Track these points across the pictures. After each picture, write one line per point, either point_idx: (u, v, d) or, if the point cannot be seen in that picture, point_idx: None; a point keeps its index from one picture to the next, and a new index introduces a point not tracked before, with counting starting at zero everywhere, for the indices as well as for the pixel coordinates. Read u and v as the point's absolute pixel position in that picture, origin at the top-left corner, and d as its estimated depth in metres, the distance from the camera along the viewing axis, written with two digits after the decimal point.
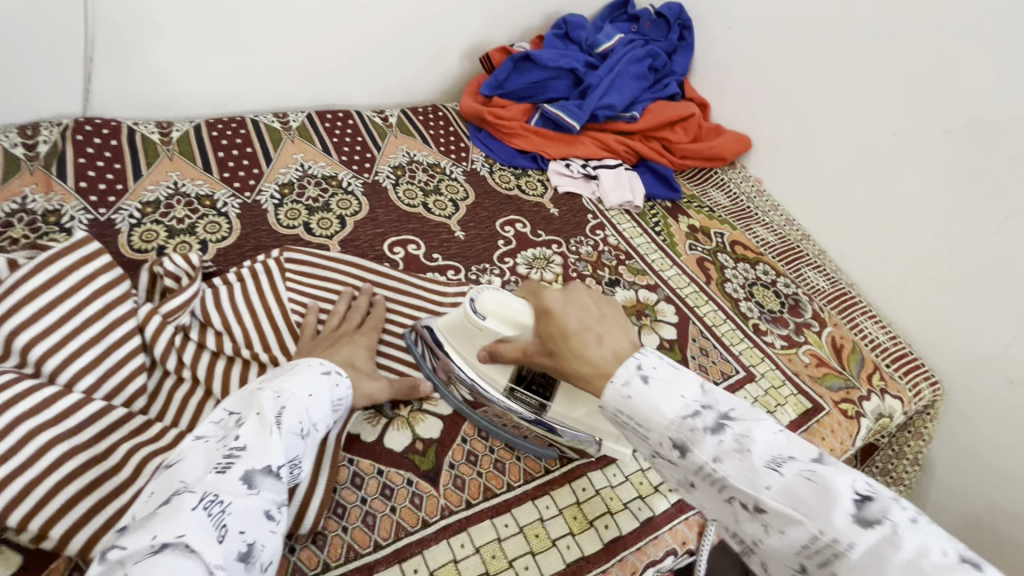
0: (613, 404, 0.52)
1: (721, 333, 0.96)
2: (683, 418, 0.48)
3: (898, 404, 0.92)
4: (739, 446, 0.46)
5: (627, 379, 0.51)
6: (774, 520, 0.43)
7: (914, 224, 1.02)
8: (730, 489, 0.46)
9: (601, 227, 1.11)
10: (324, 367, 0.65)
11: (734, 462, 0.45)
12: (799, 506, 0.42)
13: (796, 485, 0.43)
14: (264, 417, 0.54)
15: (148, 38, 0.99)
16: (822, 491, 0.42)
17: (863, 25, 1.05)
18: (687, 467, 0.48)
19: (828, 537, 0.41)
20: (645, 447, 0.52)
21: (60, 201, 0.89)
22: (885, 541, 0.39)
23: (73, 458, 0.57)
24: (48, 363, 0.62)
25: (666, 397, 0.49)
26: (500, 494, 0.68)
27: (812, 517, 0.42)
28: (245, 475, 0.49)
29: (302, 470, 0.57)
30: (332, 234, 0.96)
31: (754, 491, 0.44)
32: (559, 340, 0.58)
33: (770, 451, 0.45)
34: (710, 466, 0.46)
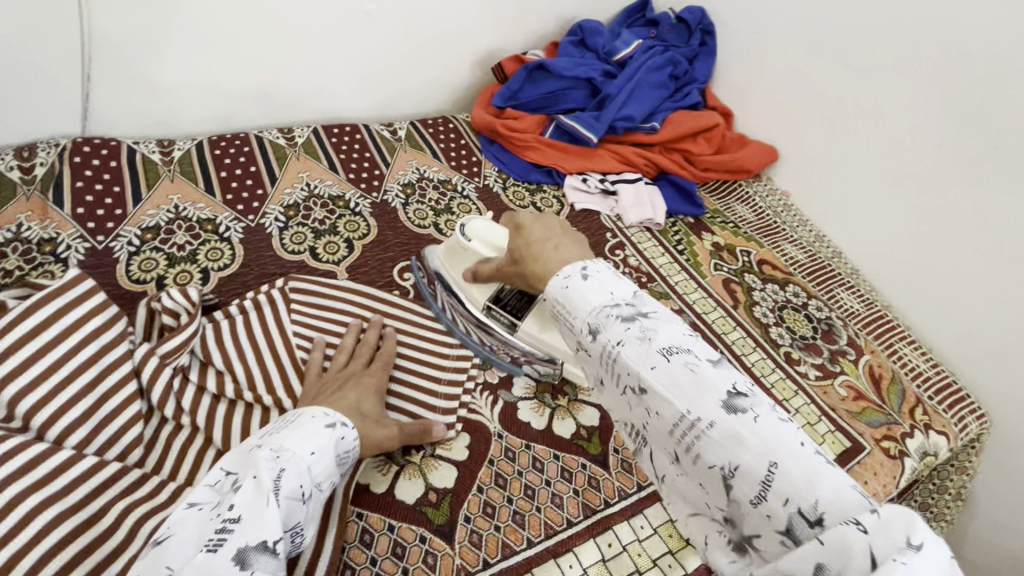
0: (553, 293, 0.50)
1: (751, 363, 0.91)
2: (602, 306, 0.46)
3: (944, 441, 0.86)
4: (643, 335, 0.43)
5: (569, 275, 0.49)
6: (652, 402, 0.42)
7: (959, 245, 0.95)
8: (623, 373, 0.44)
9: (621, 246, 1.06)
10: (328, 418, 0.61)
11: (634, 346, 0.43)
12: (675, 390, 0.41)
13: (679, 373, 0.41)
14: (260, 481, 0.50)
15: (146, 54, 0.95)
16: (698, 379, 0.40)
17: (902, 29, 0.98)
18: (595, 353, 0.46)
19: (694, 416, 0.40)
20: (571, 339, 0.49)
21: (56, 228, 0.85)
22: (742, 426, 0.38)
23: (62, 526, 0.52)
24: (37, 417, 0.58)
25: (598, 290, 0.47)
26: (519, 551, 0.63)
27: (684, 399, 0.40)
28: (239, 554, 0.45)
29: (303, 538, 0.54)
30: (339, 260, 0.91)
31: (640, 370, 0.42)
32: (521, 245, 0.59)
33: (668, 341, 0.43)
34: (613, 346, 0.44)
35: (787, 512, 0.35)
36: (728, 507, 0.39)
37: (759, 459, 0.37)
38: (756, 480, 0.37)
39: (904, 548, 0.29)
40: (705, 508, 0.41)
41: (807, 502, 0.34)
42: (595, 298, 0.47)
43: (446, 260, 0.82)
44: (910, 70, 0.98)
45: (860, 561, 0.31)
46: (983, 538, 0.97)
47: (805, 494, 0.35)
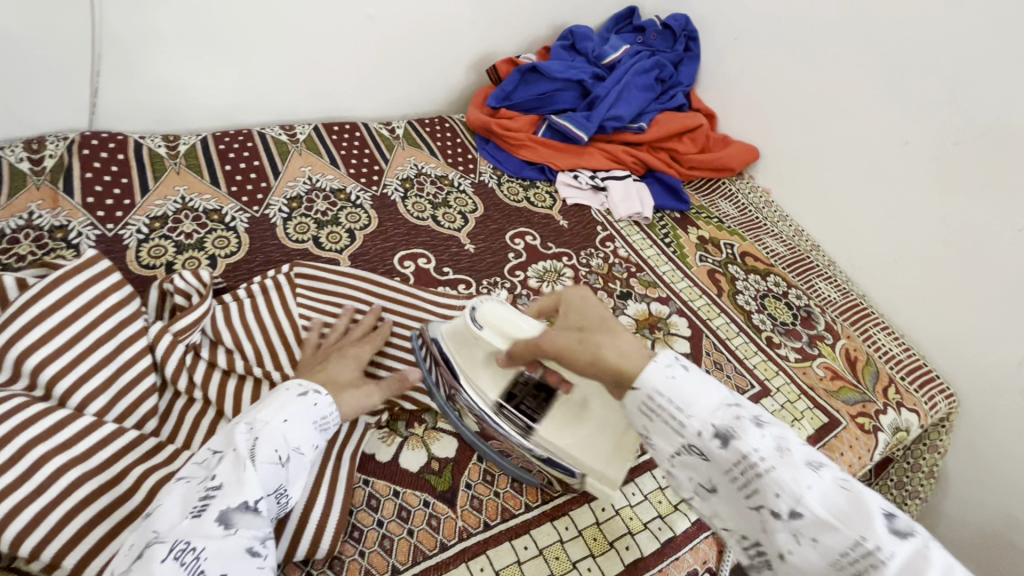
0: (651, 383, 0.49)
1: (735, 347, 0.95)
2: (725, 409, 0.47)
3: (915, 417, 0.91)
4: (782, 449, 0.45)
5: (670, 365, 0.50)
6: (810, 529, 0.42)
7: (926, 235, 1.01)
8: (765, 492, 0.44)
9: (611, 239, 1.11)
10: (301, 389, 0.64)
11: (782, 462, 0.44)
12: (839, 516, 0.42)
13: (832, 493, 0.43)
14: (238, 451, 0.54)
15: (156, 51, 0.98)
16: (856, 502, 0.42)
17: (872, 34, 1.05)
18: (723, 461, 0.46)
19: (870, 544, 0.41)
20: (670, 444, 0.49)
21: (66, 216, 0.88)
22: (917, 555, 0.40)
23: (82, 488, 0.55)
24: (59, 384, 0.61)
25: (707, 388, 0.49)
26: (517, 515, 0.67)
27: (849, 524, 0.42)
28: (222, 516, 0.49)
29: (290, 497, 0.57)
30: (342, 249, 0.95)
31: (798, 492, 0.43)
32: (584, 334, 0.55)
33: (807, 455, 0.45)
34: (755, 456, 0.45)
35: None
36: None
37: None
38: None
39: None
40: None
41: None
42: (709, 397, 0.48)
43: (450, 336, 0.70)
44: (880, 72, 1.04)
45: None
46: (955, 514, 1.02)
47: None
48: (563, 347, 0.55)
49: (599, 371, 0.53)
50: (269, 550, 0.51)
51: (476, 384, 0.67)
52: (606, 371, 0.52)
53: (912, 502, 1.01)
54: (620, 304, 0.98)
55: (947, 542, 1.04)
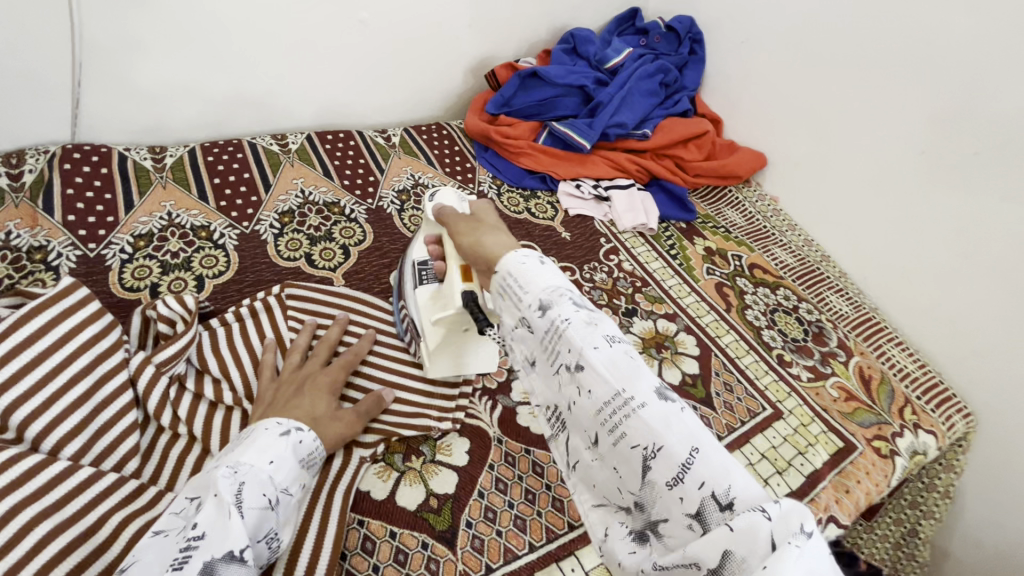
0: (508, 267, 0.53)
1: (745, 366, 0.91)
2: (556, 287, 0.50)
3: (932, 440, 0.87)
4: (590, 322, 0.49)
5: (528, 259, 0.53)
6: (589, 384, 0.47)
7: (943, 248, 0.97)
8: (562, 351, 0.48)
9: (615, 251, 1.07)
10: (281, 426, 0.60)
11: (581, 327, 0.48)
12: (614, 372, 0.46)
13: (619, 358, 0.47)
14: (221, 497, 0.49)
15: (138, 59, 0.94)
16: (634, 365, 0.46)
17: (886, 38, 1.00)
18: (539, 328, 0.50)
19: (631, 397, 0.44)
20: (514, 314, 0.53)
21: (46, 236, 0.84)
22: (669, 413, 0.43)
23: (56, 540, 0.51)
24: (31, 427, 0.57)
25: (550, 273, 0.52)
26: (521, 556, 0.63)
27: (619, 381, 0.45)
28: (205, 568, 0.45)
29: (276, 543, 0.53)
30: (335, 266, 0.91)
31: (585, 351, 0.47)
32: (477, 227, 0.64)
33: (611, 332, 0.48)
34: (561, 322, 0.48)
35: (701, 493, 0.40)
36: (640, 489, 0.44)
37: (682, 444, 0.41)
38: (677, 462, 0.41)
39: (799, 535, 0.34)
40: (613, 497, 0.47)
41: (719, 484, 0.39)
42: (545, 275, 0.51)
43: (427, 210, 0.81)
44: (893, 77, 1.00)
45: (763, 548, 0.35)
46: (972, 536, 0.98)
47: (721, 482, 0.39)
48: (455, 229, 0.65)
49: (475, 253, 0.60)
50: None
51: (418, 240, 0.79)
52: (478, 251, 0.60)
53: (926, 522, 0.99)
54: (625, 322, 0.95)
55: (961, 563, 1.00)
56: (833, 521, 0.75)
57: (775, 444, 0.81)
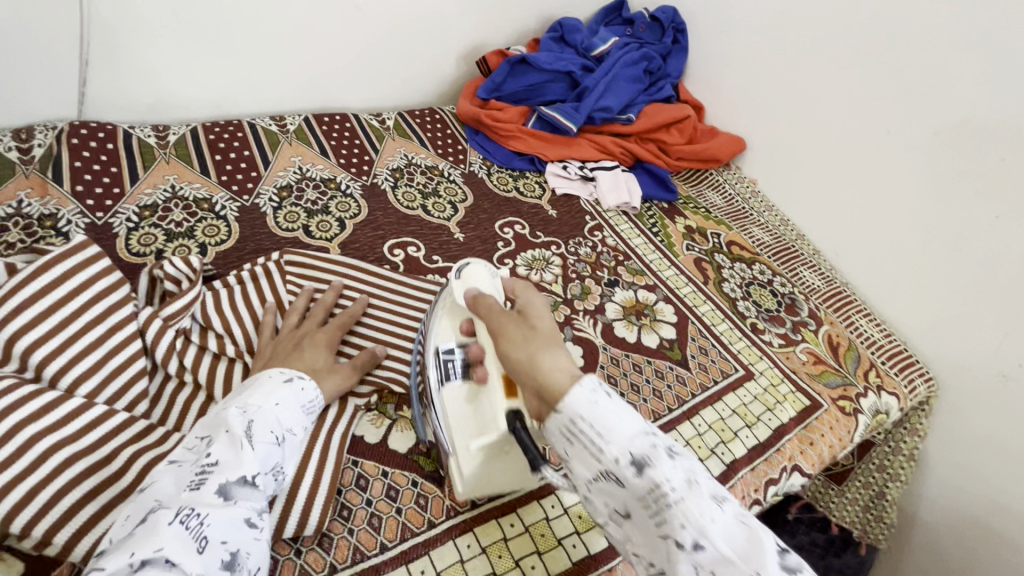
0: (575, 406, 0.49)
1: (720, 332, 0.96)
2: (642, 439, 0.48)
3: (895, 401, 0.93)
4: (689, 481, 0.46)
5: (596, 393, 0.50)
6: (710, 562, 0.44)
7: (906, 223, 1.03)
8: (671, 522, 0.45)
9: (599, 228, 1.12)
10: (285, 375, 0.64)
11: (689, 493, 0.46)
12: (738, 551, 0.44)
13: (731, 525, 0.45)
14: (232, 432, 0.54)
15: (145, 40, 0.99)
16: (755, 538, 0.44)
17: (855, 26, 1.06)
18: (636, 490, 0.47)
19: None
20: (594, 468, 0.49)
21: (56, 205, 0.88)
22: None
23: (71, 467, 0.56)
24: (50, 366, 0.62)
25: (627, 417, 0.49)
26: (504, 494, 0.68)
27: (747, 561, 0.43)
28: (221, 488, 0.50)
29: (281, 476, 0.57)
30: (331, 237, 0.96)
31: (700, 522, 0.44)
32: (529, 336, 0.57)
33: (713, 489, 0.47)
34: (670, 489, 0.45)
35: None
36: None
37: None
38: None
39: None
40: None
41: None
42: (629, 426, 0.49)
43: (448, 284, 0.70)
44: (862, 63, 1.06)
45: None
46: (938, 499, 1.03)
47: None
48: (502, 334, 0.59)
49: (527, 373, 0.55)
50: (265, 523, 0.53)
51: (441, 323, 0.69)
52: (535, 374, 0.54)
53: (892, 486, 1.01)
54: (608, 292, 1.00)
55: (928, 527, 1.04)
56: (798, 470, 0.82)
57: (745, 402, 0.86)
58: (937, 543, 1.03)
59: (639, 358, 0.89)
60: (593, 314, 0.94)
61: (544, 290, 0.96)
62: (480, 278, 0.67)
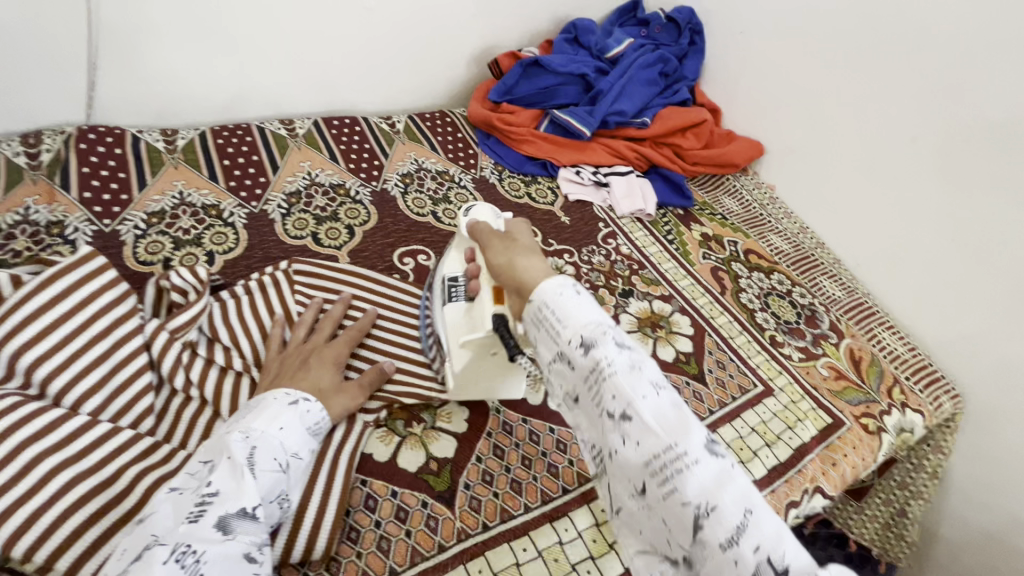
0: (543, 295, 0.51)
1: (738, 345, 0.94)
2: (596, 324, 0.49)
3: (920, 419, 0.90)
4: (633, 365, 0.47)
5: (562, 287, 0.51)
6: (636, 433, 0.44)
7: (932, 233, 0.99)
8: (606, 395, 0.46)
9: (613, 235, 1.09)
10: (290, 397, 0.63)
11: (627, 372, 0.46)
12: (663, 426, 0.44)
13: (665, 407, 0.45)
14: (235, 459, 0.52)
15: (152, 43, 0.97)
16: (685, 417, 0.44)
17: (881, 28, 1.02)
18: (580, 368, 0.48)
19: (682, 452, 0.42)
20: (549, 348, 0.51)
21: (63, 212, 0.87)
22: (723, 473, 0.42)
23: (75, 489, 0.54)
24: (54, 383, 0.60)
25: (588, 306, 0.50)
26: (517, 516, 0.66)
27: (669, 433, 0.43)
28: (220, 521, 0.48)
29: (284, 503, 0.56)
30: (341, 245, 0.94)
31: (632, 397, 0.45)
32: (511, 247, 0.62)
33: (656, 378, 0.47)
34: (605, 364, 0.46)
35: (757, 560, 0.38)
36: (691, 546, 0.41)
37: (737, 505, 0.40)
38: (731, 525, 0.39)
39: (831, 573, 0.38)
40: (660, 547, 0.44)
41: (775, 552, 0.38)
42: (584, 311, 0.49)
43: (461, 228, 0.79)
44: (887, 67, 1.03)
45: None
46: (963, 518, 0.98)
47: (776, 548, 0.38)
48: (489, 249, 0.63)
49: (507, 274, 0.58)
50: (266, 558, 0.50)
51: (450, 256, 0.78)
52: (511, 273, 0.58)
53: (914, 503, 0.99)
54: (622, 302, 0.97)
55: (951, 543, 1.00)
56: (820, 492, 0.79)
57: (764, 420, 0.84)
58: (960, 562, 0.99)
59: None
60: None
61: None
62: (484, 215, 0.74)
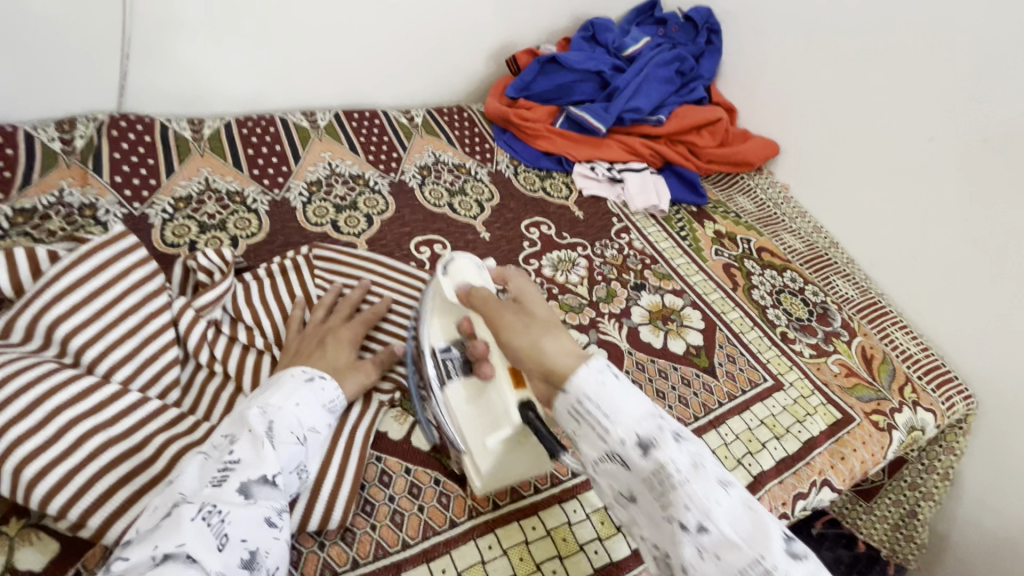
0: (583, 389, 0.50)
1: (749, 340, 0.94)
2: (650, 423, 0.48)
3: (931, 417, 0.90)
4: (694, 463, 0.47)
5: (603, 377, 0.50)
6: (715, 545, 0.44)
7: (948, 233, 0.99)
8: (676, 503, 0.45)
9: (626, 230, 1.10)
10: (306, 374, 0.64)
11: (696, 476, 0.46)
12: (739, 532, 0.44)
13: (736, 508, 0.45)
14: (254, 431, 0.54)
15: (183, 34, 1.00)
16: (760, 523, 0.44)
17: (899, 28, 1.03)
18: (640, 472, 0.47)
19: (766, 562, 0.42)
20: (597, 449, 0.50)
21: (95, 195, 0.91)
22: (805, 572, 0.42)
23: (107, 452, 0.57)
24: (88, 352, 0.63)
25: (636, 400, 0.49)
26: (527, 496, 0.67)
27: (748, 541, 0.43)
28: (242, 487, 0.50)
29: (302, 474, 0.58)
30: (359, 233, 0.96)
31: (706, 505, 0.45)
32: (529, 322, 0.58)
33: (719, 474, 0.47)
34: (671, 467, 0.46)
35: None
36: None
37: None
38: None
39: None
40: None
41: None
42: (635, 406, 0.49)
43: (432, 294, 0.72)
44: (905, 66, 1.03)
45: None
46: (972, 521, 0.98)
47: None
48: (501, 321, 0.58)
49: (532, 360, 0.54)
50: (286, 523, 0.52)
51: (432, 325, 0.69)
52: (540, 360, 0.54)
53: (925, 504, 0.98)
54: (633, 295, 0.98)
55: (960, 548, 1.01)
56: (828, 485, 0.79)
57: (773, 413, 0.84)
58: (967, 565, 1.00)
59: (664, 364, 0.87)
60: (619, 318, 0.93)
61: (569, 292, 0.95)
62: (468, 272, 0.68)
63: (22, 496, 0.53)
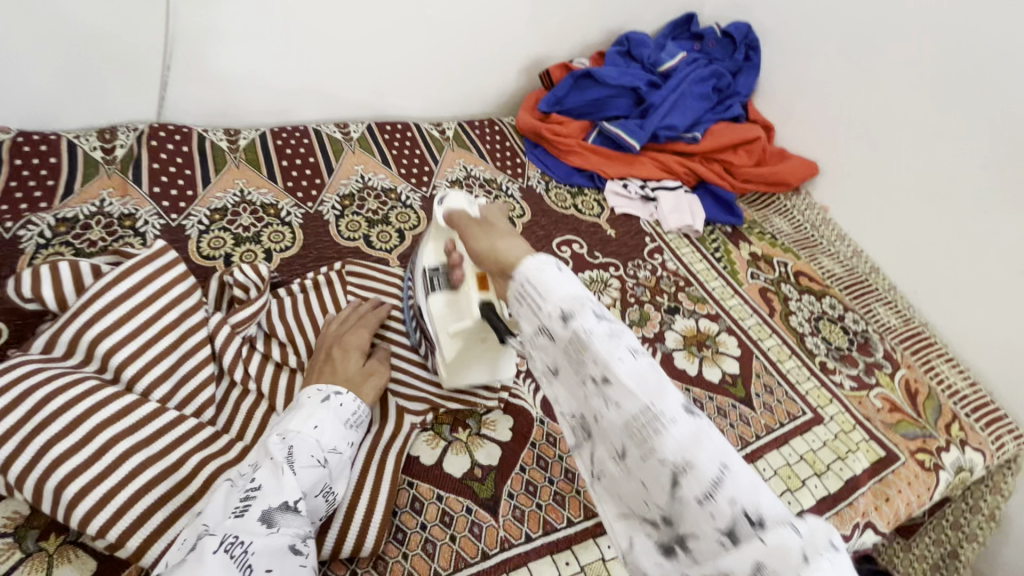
0: (523, 271, 0.48)
1: (787, 370, 0.91)
2: (575, 295, 0.45)
3: (979, 458, 0.86)
4: (612, 332, 0.44)
5: (544, 264, 0.48)
6: (615, 398, 0.42)
7: (1001, 265, 0.95)
8: (586, 363, 0.44)
9: (659, 251, 1.08)
10: (322, 393, 0.63)
11: (604, 339, 0.43)
12: (641, 386, 0.41)
13: (645, 370, 0.42)
14: (275, 459, 0.54)
15: (222, 45, 1.01)
16: (666, 384, 0.41)
17: (951, 50, 0.99)
18: (560, 341, 0.45)
19: (657, 412, 0.40)
20: (531, 323, 0.48)
21: (135, 205, 0.92)
22: (701, 430, 0.39)
23: (143, 472, 0.57)
24: (127, 370, 0.64)
25: (571, 280, 0.46)
26: (559, 529, 0.66)
27: (647, 394, 0.41)
28: (264, 515, 0.50)
29: (326, 496, 0.57)
30: (391, 249, 0.96)
31: (609, 362, 0.42)
32: (489, 231, 0.58)
33: (635, 343, 0.43)
34: (582, 333, 0.43)
35: (732, 513, 0.35)
36: (668, 504, 0.40)
37: (713, 462, 0.37)
38: (707, 481, 0.37)
39: (829, 549, 0.33)
40: (638, 508, 0.43)
41: (752, 505, 0.35)
42: (565, 283, 0.46)
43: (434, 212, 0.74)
44: (956, 90, 0.99)
45: (793, 562, 0.33)
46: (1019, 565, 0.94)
47: (754, 503, 0.35)
48: (467, 232, 0.60)
49: (489, 260, 0.55)
50: (311, 549, 0.52)
51: (426, 246, 0.73)
52: (494, 257, 0.54)
53: (968, 546, 0.93)
54: (667, 319, 0.96)
55: None
56: (872, 527, 0.76)
57: (814, 448, 0.81)
58: None
59: (700, 393, 0.85)
60: (653, 343, 0.91)
61: None
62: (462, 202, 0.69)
63: (63, 515, 0.54)
